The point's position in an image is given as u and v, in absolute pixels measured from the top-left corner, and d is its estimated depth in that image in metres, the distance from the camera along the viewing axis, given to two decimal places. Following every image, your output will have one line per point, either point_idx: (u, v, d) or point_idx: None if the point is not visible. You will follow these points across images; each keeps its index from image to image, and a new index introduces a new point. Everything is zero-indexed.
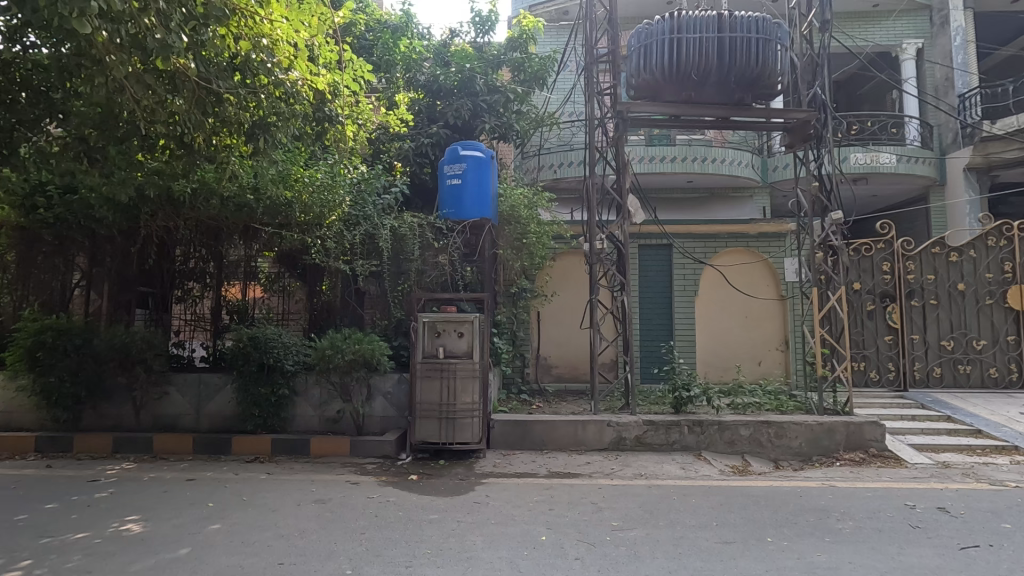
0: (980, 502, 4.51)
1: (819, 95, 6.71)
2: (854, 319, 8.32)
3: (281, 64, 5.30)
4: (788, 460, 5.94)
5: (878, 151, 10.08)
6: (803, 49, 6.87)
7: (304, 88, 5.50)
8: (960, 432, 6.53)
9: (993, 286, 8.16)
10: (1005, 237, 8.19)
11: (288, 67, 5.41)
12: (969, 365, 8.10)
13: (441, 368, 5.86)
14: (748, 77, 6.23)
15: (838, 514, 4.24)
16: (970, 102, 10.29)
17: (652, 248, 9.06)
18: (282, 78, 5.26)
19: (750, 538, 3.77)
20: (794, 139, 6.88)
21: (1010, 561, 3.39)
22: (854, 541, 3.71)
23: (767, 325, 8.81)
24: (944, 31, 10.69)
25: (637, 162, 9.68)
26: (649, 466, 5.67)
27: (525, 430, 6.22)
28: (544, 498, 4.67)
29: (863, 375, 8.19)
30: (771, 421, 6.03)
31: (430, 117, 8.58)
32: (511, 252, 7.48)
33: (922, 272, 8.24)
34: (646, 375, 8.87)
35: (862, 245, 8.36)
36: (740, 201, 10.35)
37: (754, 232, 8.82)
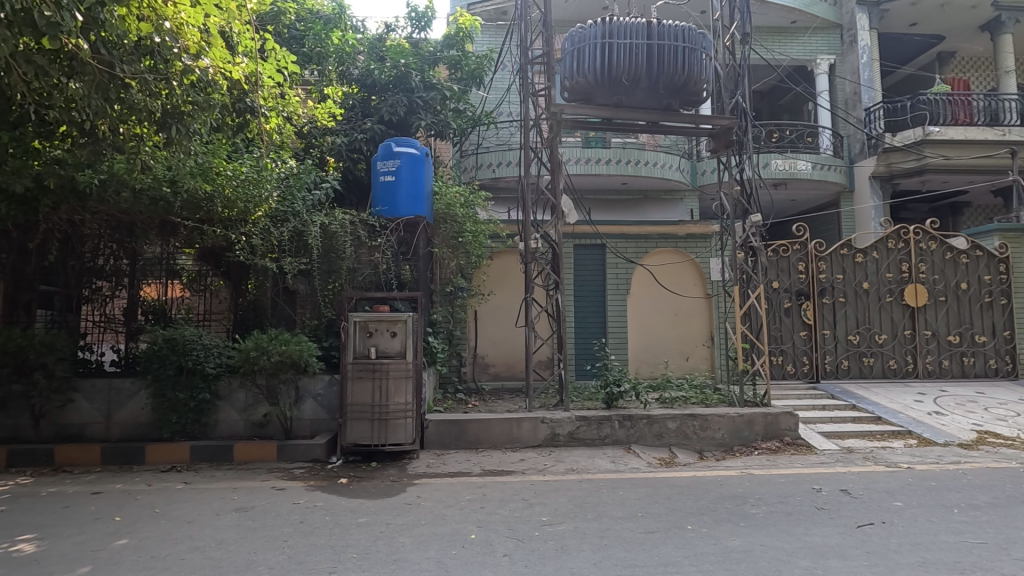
0: (878, 483, 4.91)
1: (740, 104, 7.08)
2: (773, 316, 8.82)
3: (188, 49, 4.99)
4: (710, 451, 6.25)
5: (795, 158, 10.78)
6: (726, 59, 7.22)
7: (218, 77, 5.23)
8: (864, 419, 7.08)
9: (892, 285, 8.89)
10: (903, 241, 8.96)
11: (198, 53, 5.11)
12: (873, 357, 8.80)
13: (374, 368, 5.74)
14: (675, 84, 6.49)
15: (753, 501, 4.49)
16: (874, 115, 11.16)
17: (586, 248, 9.29)
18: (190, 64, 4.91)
19: (672, 527, 3.93)
20: (717, 145, 7.23)
21: (898, 536, 3.70)
22: (765, 525, 3.95)
23: (694, 323, 9.22)
24: (853, 48, 11.54)
25: (573, 163, 9.86)
26: (581, 461, 5.79)
27: (459, 429, 6.20)
28: (476, 497, 4.67)
29: (780, 368, 8.72)
30: (696, 414, 6.32)
31: (364, 112, 8.41)
32: (447, 250, 7.46)
33: (832, 272, 8.86)
34: (580, 372, 9.08)
35: (781, 247, 8.88)
36: (670, 202, 10.78)
37: (682, 233, 9.21)
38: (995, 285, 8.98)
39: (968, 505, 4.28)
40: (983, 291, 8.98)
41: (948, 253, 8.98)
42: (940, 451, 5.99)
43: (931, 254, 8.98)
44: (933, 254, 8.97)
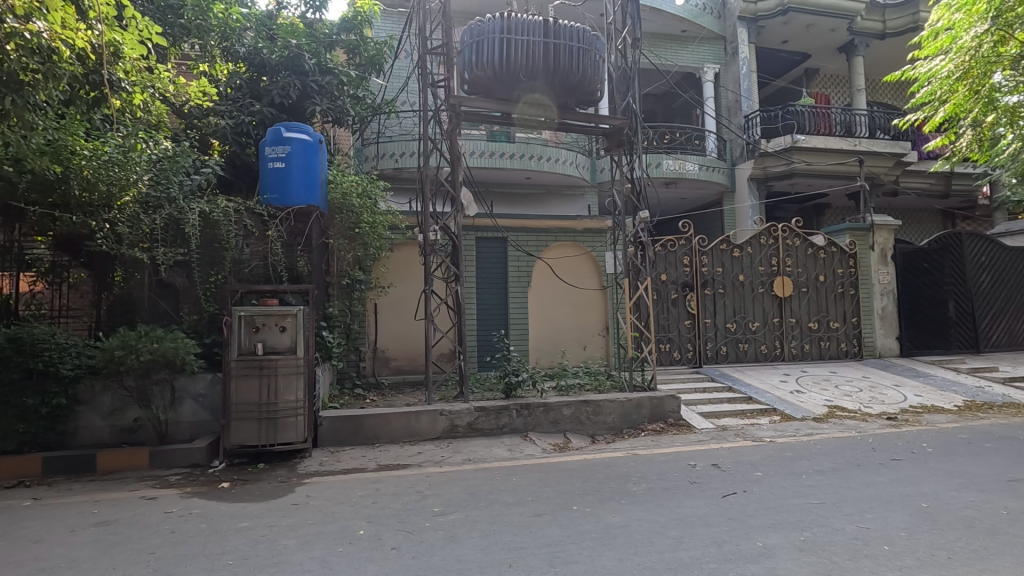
0: (744, 457, 5.43)
1: (631, 105, 7.43)
2: (662, 307, 9.44)
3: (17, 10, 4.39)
4: (602, 434, 6.57)
5: (684, 159, 11.55)
6: (618, 62, 7.57)
7: (55, 42, 4.57)
8: (737, 400, 7.79)
9: (764, 277, 9.82)
10: (772, 238, 9.92)
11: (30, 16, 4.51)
12: (747, 343, 9.68)
13: (261, 365, 5.44)
14: (571, 82, 6.68)
15: (635, 479, 4.80)
16: (752, 122, 12.20)
17: (487, 240, 9.39)
18: (18, 27, 4.30)
19: (559, 508, 4.11)
20: (610, 144, 7.59)
21: (755, 502, 4.13)
22: (643, 501, 4.24)
23: (591, 313, 9.63)
24: (734, 60, 12.56)
25: (476, 156, 9.90)
26: (479, 450, 5.88)
27: (356, 425, 6.05)
28: (368, 492, 4.59)
29: (668, 355, 9.37)
30: (589, 400, 6.62)
31: (252, 93, 7.88)
32: (343, 241, 7.25)
33: (713, 265, 9.63)
34: (481, 364, 9.19)
35: (668, 242, 9.50)
36: (571, 198, 11.20)
37: (580, 228, 9.57)
38: (846, 278, 10.20)
39: (815, 471, 4.86)
40: (836, 283, 10.17)
41: (809, 249, 10.07)
42: (797, 425, 6.74)
43: (795, 250, 10.02)
44: (797, 250, 10.01)
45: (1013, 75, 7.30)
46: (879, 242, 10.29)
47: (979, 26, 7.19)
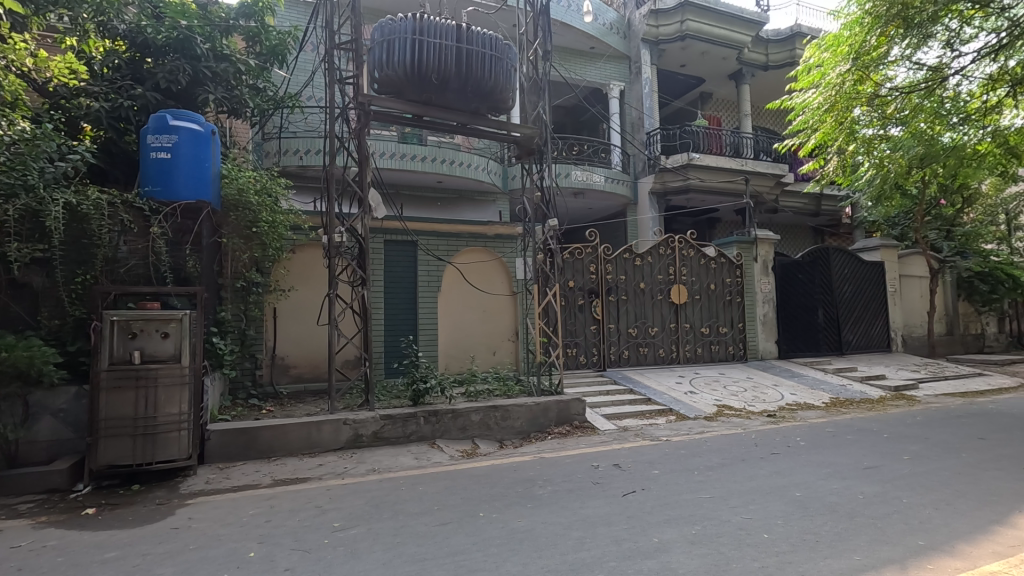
0: (643, 456, 5.71)
1: (542, 115, 7.59)
2: (569, 312, 9.72)
3: None
4: (510, 439, 6.62)
5: (591, 171, 12.02)
6: (530, 72, 7.70)
7: None
8: (638, 401, 8.19)
9: (662, 285, 10.43)
10: (670, 249, 10.55)
11: None
12: (647, 347, 10.22)
13: (137, 376, 4.91)
14: (483, 89, 6.69)
15: (540, 482, 4.88)
16: (653, 139, 12.95)
17: (397, 243, 9.19)
18: None
19: (465, 516, 4.07)
20: (521, 152, 7.72)
21: (652, 499, 4.34)
22: (548, 504, 4.31)
23: (501, 318, 9.70)
24: (638, 79, 13.28)
25: (386, 157, 9.66)
26: (385, 460, 5.70)
27: (249, 438, 5.63)
28: (261, 510, 4.27)
29: (574, 359, 9.67)
30: (497, 405, 6.64)
31: (134, 76, 7.13)
32: (238, 241, 6.77)
33: (617, 273, 10.09)
34: (389, 370, 8.95)
35: (576, 250, 9.81)
36: (483, 203, 11.23)
37: (491, 233, 9.64)
38: (734, 286, 11.08)
39: (705, 467, 5.21)
40: (725, 292, 11.02)
41: (702, 260, 10.83)
42: (691, 424, 7.19)
43: (690, 260, 10.74)
44: (692, 260, 10.74)
45: (869, 111, 8.05)
46: (761, 254, 11.29)
47: (843, 65, 8.04)
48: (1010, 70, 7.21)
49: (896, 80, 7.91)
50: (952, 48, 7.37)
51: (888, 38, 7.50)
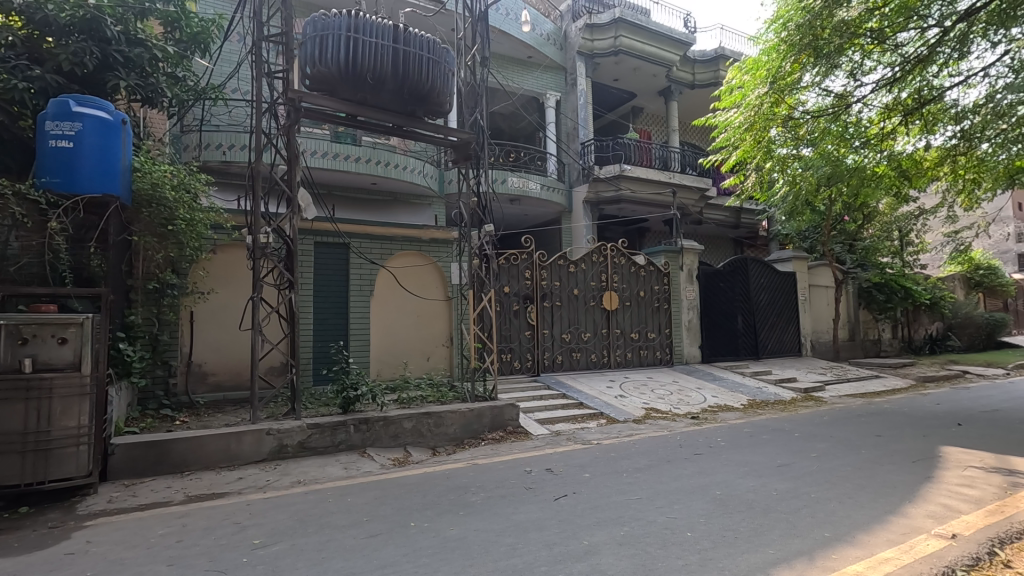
0: (574, 459, 5.80)
1: (479, 121, 7.62)
2: (504, 318, 9.78)
3: None
4: (443, 446, 6.53)
5: (526, 178, 12.17)
6: (467, 78, 7.69)
7: None
8: (570, 405, 8.33)
9: (594, 292, 10.70)
10: (602, 256, 10.84)
11: None
12: (579, 352, 10.43)
13: (28, 387, 4.43)
14: (420, 92, 6.61)
15: (473, 489, 4.84)
16: (587, 150, 13.29)
17: (328, 245, 8.91)
18: None
19: (395, 526, 3.97)
20: (458, 156, 7.68)
21: (583, 502, 4.42)
22: (481, 510, 4.28)
23: (435, 324, 9.58)
24: (573, 90, 13.60)
25: (318, 156, 9.35)
26: (311, 471, 5.46)
27: (160, 452, 5.23)
28: (172, 530, 3.97)
29: (508, 364, 9.72)
30: (430, 412, 6.55)
31: (31, 55, 6.39)
32: (151, 239, 6.31)
33: (551, 279, 10.25)
34: (317, 377, 8.62)
35: (511, 256, 9.90)
36: (418, 206, 11.07)
37: (426, 237, 9.53)
38: (661, 294, 11.53)
39: (633, 469, 5.37)
40: (654, 299, 11.44)
41: (633, 267, 11.21)
42: (620, 427, 7.40)
43: (621, 268, 11.08)
44: (623, 268, 11.08)
45: (784, 132, 8.64)
46: (687, 263, 11.83)
47: (761, 88, 8.59)
48: (903, 101, 7.94)
49: (807, 104, 8.53)
50: (855, 78, 8.05)
51: (801, 65, 8.04)
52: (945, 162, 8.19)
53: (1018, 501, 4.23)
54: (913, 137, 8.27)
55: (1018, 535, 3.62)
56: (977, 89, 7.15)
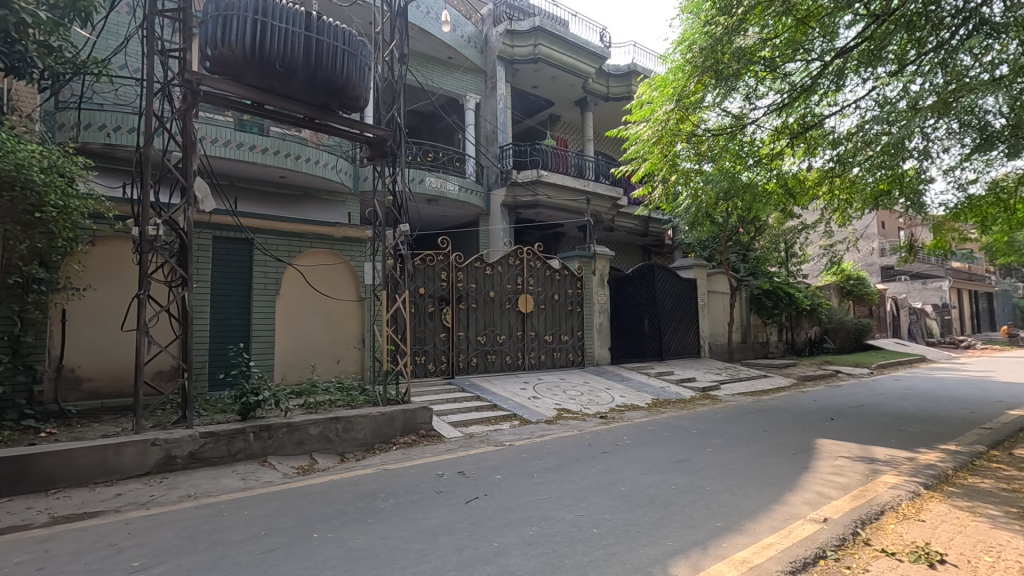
0: (487, 461, 5.82)
1: (396, 118, 7.45)
2: (418, 319, 9.65)
3: None
4: (352, 452, 6.29)
5: (444, 179, 12.11)
6: (385, 73, 7.50)
7: None
8: (484, 407, 8.35)
9: (510, 294, 10.81)
10: (518, 260, 10.99)
11: None
12: (494, 354, 10.48)
13: None
14: (334, 84, 6.35)
15: (383, 495, 4.70)
16: (506, 154, 13.45)
17: (229, 241, 8.37)
18: None
19: (296, 539, 3.76)
20: (373, 153, 7.46)
21: (494, 504, 4.43)
22: (389, 517, 4.17)
23: (347, 325, 9.22)
24: (493, 94, 13.70)
25: (221, 145, 8.72)
26: (203, 483, 5.05)
27: (20, 469, 4.62)
28: (31, 557, 3.51)
29: (422, 367, 9.60)
30: (339, 417, 6.28)
31: None
32: (14, 228, 5.61)
33: (467, 281, 10.25)
34: (213, 382, 8.03)
35: (427, 256, 9.79)
36: (330, 204, 10.63)
37: (338, 236, 9.19)
38: (574, 298, 11.87)
39: (544, 469, 5.47)
40: (567, 302, 11.75)
41: (547, 271, 11.45)
42: (532, 428, 7.52)
43: (536, 272, 11.28)
44: (538, 271, 11.29)
45: (689, 148, 9.22)
46: (599, 269, 12.26)
47: (669, 104, 9.09)
48: (790, 125, 8.75)
49: (709, 122, 9.15)
50: (750, 101, 8.75)
51: (702, 86, 8.60)
52: (823, 182, 9.10)
53: (877, 486, 4.77)
54: (798, 159, 9.12)
55: (878, 515, 4.08)
56: (850, 119, 7.98)
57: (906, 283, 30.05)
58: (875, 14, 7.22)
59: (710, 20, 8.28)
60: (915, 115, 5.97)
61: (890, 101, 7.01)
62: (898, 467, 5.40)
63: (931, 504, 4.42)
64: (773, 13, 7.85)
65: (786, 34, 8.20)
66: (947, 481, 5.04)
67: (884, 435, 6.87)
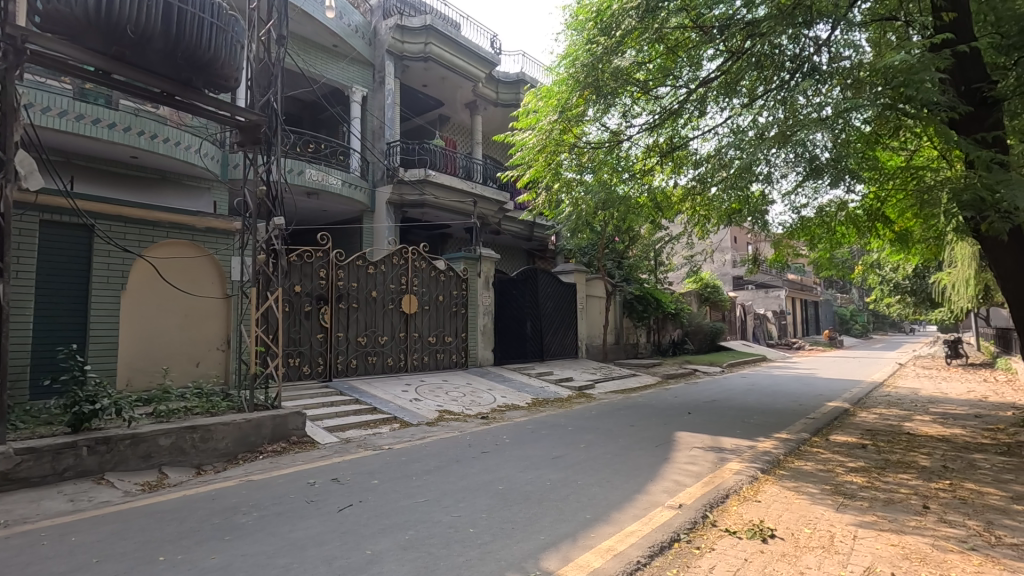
0: (363, 467, 5.62)
1: (272, 104, 6.97)
2: (292, 319, 9.09)
3: None
4: (211, 463, 5.73)
5: (326, 172, 11.55)
6: (260, 54, 6.98)
7: None
8: (363, 411, 8.05)
9: (393, 294, 10.55)
10: (403, 259, 10.76)
11: None
12: (375, 355, 10.16)
13: None
14: (199, 59, 5.77)
15: (245, 509, 4.34)
16: (392, 151, 13.12)
17: (62, 227, 7.31)
18: None
19: (137, 565, 3.34)
20: (244, 138, 6.87)
21: (369, 511, 4.28)
22: (251, 532, 3.86)
23: (209, 325, 8.40)
24: (381, 89, 13.32)
25: (56, 115, 7.55)
26: (18, 508, 4.31)
27: None
28: None
29: (296, 369, 9.04)
30: (196, 425, 5.69)
31: None
32: None
33: (348, 280, 9.85)
34: (35, 390, 6.91)
35: (304, 252, 9.25)
36: (193, 190, 9.64)
37: (201, 226, 8.41)
38: (459, 299, 11.88)
39: (423, 472, 5.40)
40: (452, 303, 11.72)
41: (432, 272, 11.34)
42: (412, 431, 7.40)
43: (421, 272, 11.13)
44: (422, 272, 11.15)
45: (571, 158, 9.67)
46: (484, 271, 12.39)
47: (553, 115, 9.35)
48: (660, 144, 9.52)
49: (589, 135, 9.65)
50: (627, 119, 9.38)
51: (584, 100, 8.94)
52: (687, 200, 10.01)
53: (724, 472, 5.34)
54: (666, 176, 9.94)
55: (723, 499, 4.56)
56: (710, 143, 8.85)
57: (753, 291, 33.95)
58: (732, 52, 8.10)
59: (592, 39, 8.69)
60: (761, 145, 6.78)
61: (742, 130, 7.87)
62: (741, 454, 6.09)
63: (766, 486, 5.03)
64: (648, 39, 8.45)
65: (658, 60, 8.88)
66: (778, 465, 5.78)
67: (732, 427, 7.70)
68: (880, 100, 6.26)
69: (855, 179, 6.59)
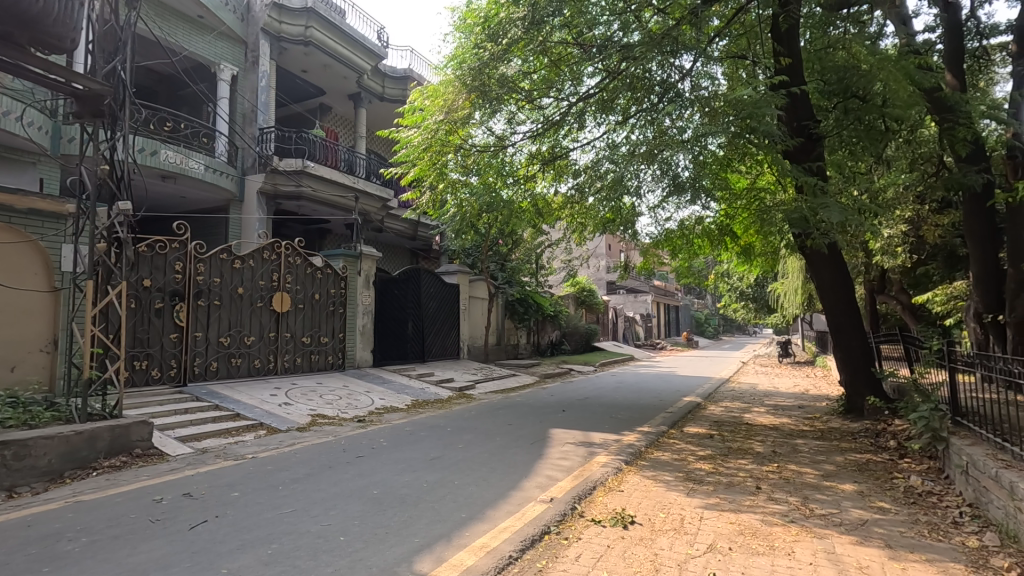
0: (221, 479, 5.15)
1: (119, 72, 6.14)
2: (140, 317, 8.10)
3: None
4: (27, 484, 4.90)
5: (186, 155, 10.45)
6: (105, 15, 6.12)
7: None
8: (223, 418, 7.38)
9: (262, 291, 9.82)
10: (275, 254, 10.05)
11: None
12: (240, 357, 9.38)
13: None
14: (22, 10, 4.92)
15: (71, 535, 3.78)
16: (266, 137, 12.22)
17: None
18: None
19: None
20: (81, 109, 5.95)
21: (226, 526, 3.93)
22: (79, 561, 3.37)
23: (30, 322, 7.19)
24: (254, 69, 12.35)
25: None
26: None
27: None
28: None
29: (144, 373, 8.07)
30: (8, 441, 4.83)
31: None
32: None
33: (209, 275, 9.00)
34: None
35: (156, 243, 8.32)
36: (11, 164, 8.20)
37: (22, 207, 7.21)
38: (337, 298, 11.33)
39: (290, 480, 5.08)
40: (329, 302, 11.15)
41: (308, 268, 10.72)
42: (280, 437, 6.93)
43: (295, 269, 10.47)
44: (297, 268, 10.49)
45: (457, 159, 9.68)
46: (365, 269, 11.96)
47: (438, 114, 9.21)
48: (542, 152, 9.85)
49: (475, 138, 9.72)
50: (512, 126, 9.61)
51: (471, 103, 8.95)
52: (566, 207, 10.50)
53: (592, 466, 5.67)
54: (548, 183, 10.34)
55: (590, 491, 4.85)
56: (588, 154, 9.30)
57: (624, 296, 36.44)
58: (609, 70, 8.61)
59: (479, 44, 8.81)
60: (633, 161, 7.32)
61: (616, 145, 8.43)
62: (608, 448, 6.50)
63: (629, 476, 5.43)
64: (533, 50, 8.75)
65: (542, 71, 9.20)
66: (640, 456, 6.26)
67: (601, 422, 8.21)
68: (731, 129, 7.05)
69: (709, 198, 7.38)
